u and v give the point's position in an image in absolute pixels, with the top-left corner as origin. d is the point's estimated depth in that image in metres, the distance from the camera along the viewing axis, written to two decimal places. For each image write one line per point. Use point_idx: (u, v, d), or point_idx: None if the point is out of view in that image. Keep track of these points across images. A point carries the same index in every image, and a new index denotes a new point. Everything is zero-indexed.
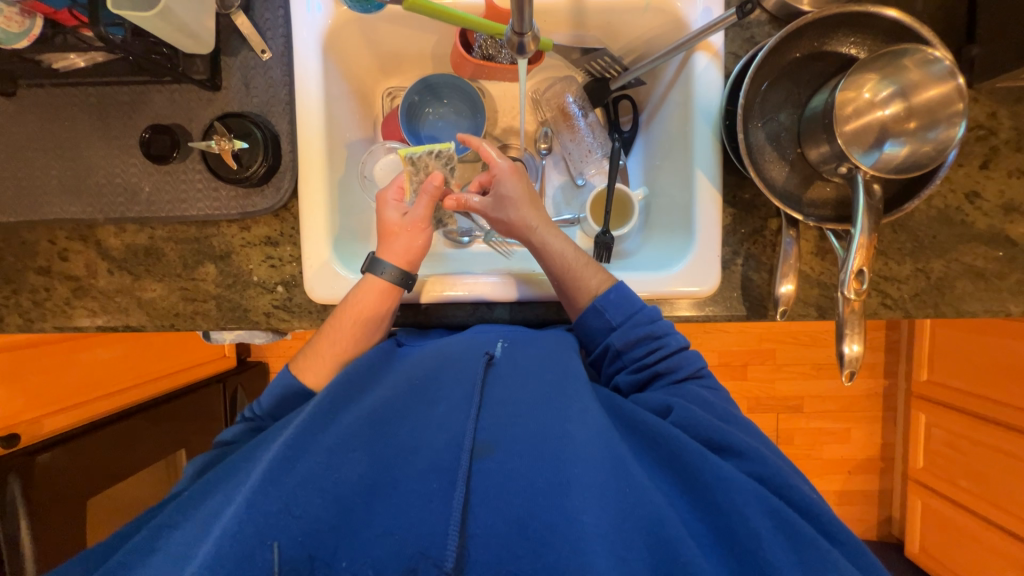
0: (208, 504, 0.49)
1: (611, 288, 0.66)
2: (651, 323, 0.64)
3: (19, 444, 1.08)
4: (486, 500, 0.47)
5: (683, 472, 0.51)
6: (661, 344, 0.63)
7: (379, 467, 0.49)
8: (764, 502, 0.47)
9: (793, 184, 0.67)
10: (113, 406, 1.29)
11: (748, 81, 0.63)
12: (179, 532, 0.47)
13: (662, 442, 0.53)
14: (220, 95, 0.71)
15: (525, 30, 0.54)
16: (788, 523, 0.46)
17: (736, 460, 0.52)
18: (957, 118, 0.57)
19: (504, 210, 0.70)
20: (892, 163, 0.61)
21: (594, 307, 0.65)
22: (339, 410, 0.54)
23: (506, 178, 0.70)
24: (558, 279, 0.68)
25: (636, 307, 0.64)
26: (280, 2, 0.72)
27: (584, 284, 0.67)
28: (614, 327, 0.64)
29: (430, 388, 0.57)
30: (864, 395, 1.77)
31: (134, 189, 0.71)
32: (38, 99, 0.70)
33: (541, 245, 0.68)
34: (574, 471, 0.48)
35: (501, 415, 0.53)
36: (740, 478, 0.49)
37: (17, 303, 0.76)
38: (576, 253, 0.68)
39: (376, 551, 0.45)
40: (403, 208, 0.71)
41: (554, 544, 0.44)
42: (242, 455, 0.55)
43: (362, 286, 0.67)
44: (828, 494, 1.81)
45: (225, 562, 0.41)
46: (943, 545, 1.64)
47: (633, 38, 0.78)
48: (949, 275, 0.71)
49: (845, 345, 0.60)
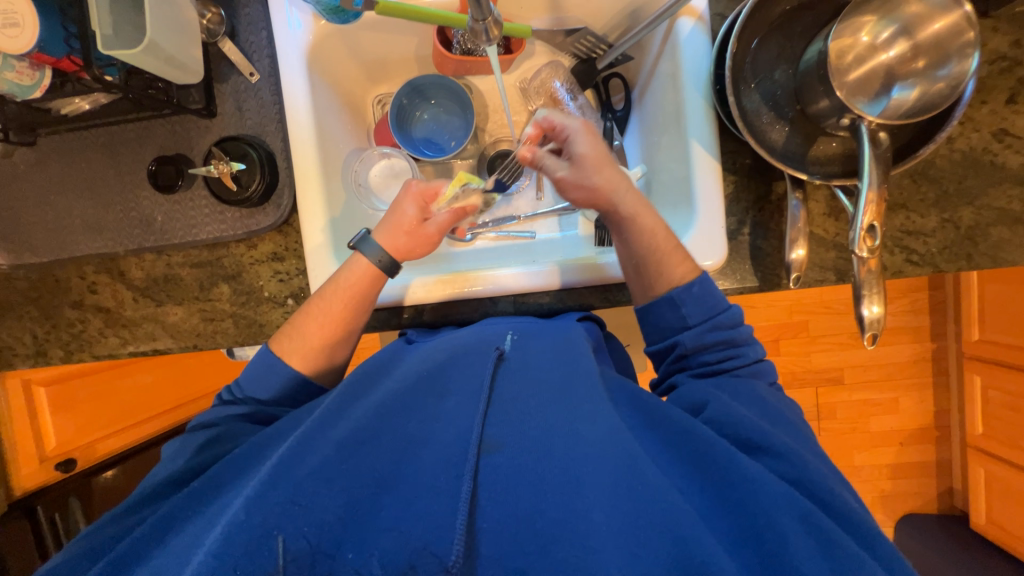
0: (219, 502, 0.50)
1: (696, 281, 0.62)
2: (731, 328, 0.62)
3: (75, 468, 1.27)
4: (493, 494, 0.47)
5: (707, 467, 0.49)
6: (738, 352, 0.62)
7: (388, 461, 0.49)
8: (795, 506, 0.45)
9: (795, 143, 0.63)
10: (161, 426, 1.46)
11: (733, 41, 0.60)
12: (192, 528, 0.48)
13: (688, 438, 0.51)
14: (216, 120, 0.74)
15: (485, 17, 0.54)
16: (822, 531, 0.44)
17: (772, 460, 0.50)
18: (968, 49, 0.52)
19: (586, 175, 0.65)
20: (901, 109, 0.57)
21: (669, 299, 0.62)
22: (349, 407, 0.55)
23: (580, 136, 0.67)
24: (641, 267, 0.64)
25: (719, 308, 0.62)
26: (262, 24, 0.74)
27: (667, 273, 0.63)
28: (689, 325, 0.62)
29: (438, 380, 0.58)
30: (910, 360, 1.67)
31: (148, 220, 0.75)
32: (55, 145, 0.75)
33: (631, 215, 0.64)
34: (585, 470, 0.47)
35: (512, 410, 0.53)
36: (769, 479, 0.47)
37: (57, 337, 0.81)
38: (666, 235, 0.64)
39: (383, 543, 0.44)
40: (427, 212, 0.72)
41: (561, 543, 0.44)
42: (254, 447, 0.55)
43: (351, 266, 0.68)
44: (879, 468, 1.72)
45: (235, 548, 0.42)
46: (1010, 515, 1.53)
47: (614, 13, 0.76)
48: (981, 223, 0.66)
49: (863, 308, 0.56)
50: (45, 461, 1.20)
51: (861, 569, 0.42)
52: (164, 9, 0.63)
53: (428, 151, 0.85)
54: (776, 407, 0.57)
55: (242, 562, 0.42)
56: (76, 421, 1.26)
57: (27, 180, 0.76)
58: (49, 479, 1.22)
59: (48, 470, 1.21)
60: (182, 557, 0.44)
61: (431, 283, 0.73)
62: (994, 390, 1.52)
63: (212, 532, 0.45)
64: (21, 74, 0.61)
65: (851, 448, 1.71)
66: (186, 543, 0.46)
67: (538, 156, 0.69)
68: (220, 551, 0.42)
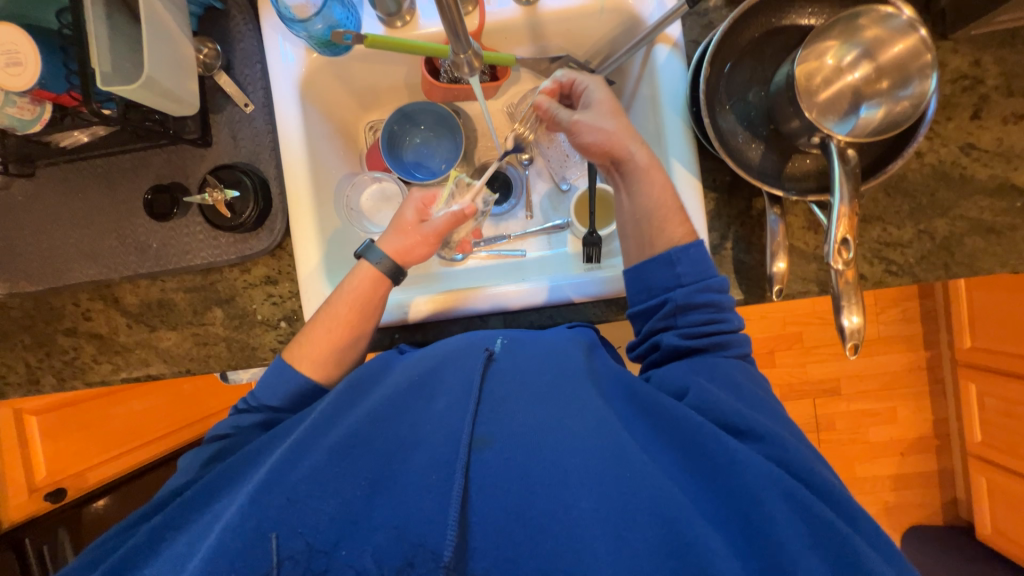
0: (214, 509, 0.51)
1: (692, 244, 0.63)
2: (719, 292, 0.62)
3: (65, 497, 1.26)
4: (485, 488, 0.47)
5: (697, 455, 0.49)
6: (724, 318, 0.61)
7: (379, 463, 0.49)
8: (781, 487, 0.46)
9: (771, 161, 0.66)
10: (154, 453, 1.45)
11: (707, 65, 0.63)
12: (187, 536, 0.49)
13: (676, 426, 0.51)
14: (211, 149, 0.76)
15: (464, 51, 0.56)
16: (805, 507, 0.45)
17: (754, 442, 0.50)
18: (927, 70, 0.55)
19: (604, 119, 0.67)
20: (870, 126, 0.59)
21: (666, 257, 0.63)
22: (338, 411, 0.54)
23: (597, 88, 0.71)
24: (643, 221, 0.66)
25: (710, 272, 0.62)
26: (256, 57, 0.77)
27: (669, 231, 0.65)
28: (682, 283, 0.62)
29: (429, 381, 0.56)
30: (906, 369, 1.67)
31: (143, 247, 0.77)
32: (53, 175, 0.77)
33: (643, 166, 0.66)
34: (573, 462, 0.48)
35: (501, 409, 0.52)
36: (755, 459, 0.47)
37: (50, 364, 0.81)
38: (673, 195, 0.66)
39: (380, 540, 0.45)
40: (425, 215, 0.73)
41: (551, 532, 0.45)
42: (248, 455, 0.56)
43: (356, 273, 0.69)
44: (882, 480, 1.71)
45: (227, 553, 0.43)
46: (1015, 524, 1.52)
47: (595, 41, 0.79)
48: (956, 233, 0.68)
49: (843, 318, 0.58)
50: (34, 491, 1.20)
51: (844, 545, 0.43)
52: (163, 46, 0.66)
53: (419, 175, 0.87)
54: (752, 392, 0.57)
55: (236, 566, 0.43)
56: (68, 451, 1.24)
57: (25, 210, 0.77)
58: (41, 507, 1.23)
59: (38, 500, 1.21)
60: (178, 560, 0.46)
61: (434, 299, 0.74)
62: (990, 396, 1.52)
63: (206, 538, 0.47)
64: (22, 109, 0.64)
65: (851, 459, 1.69)
66: (182, 549, 0.48)
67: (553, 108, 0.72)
68: (215, 554, 0.44)
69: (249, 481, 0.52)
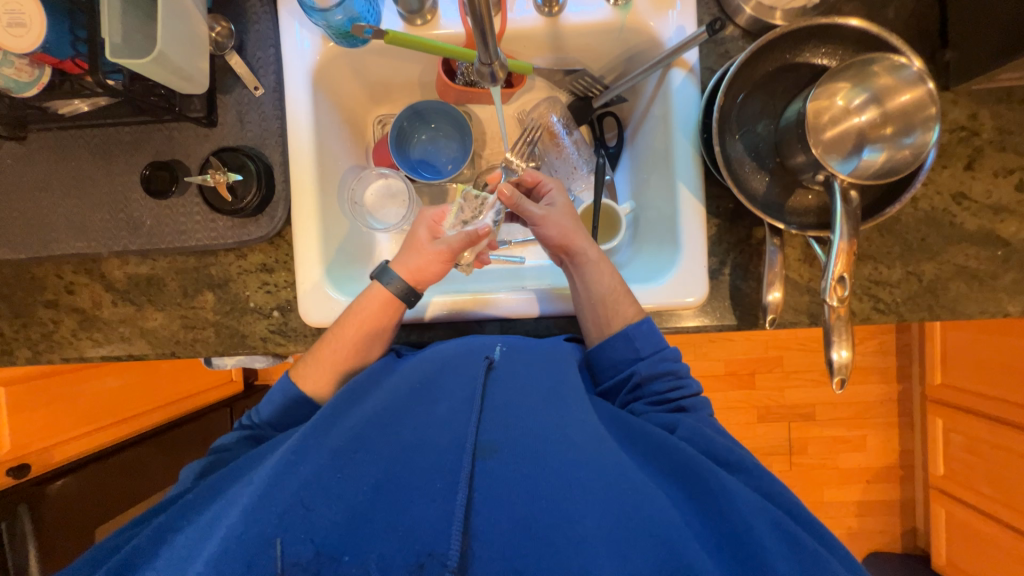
0: (210, 513, 0.50)
1: (643, 320, 0.66)
2: (676, 361, 0.65)
3: (28, 473, 1.20)
4: (488, 497, 0.47)
5: (694, 482, 0.50)
6: (683, 384, 0.64)
7: (382, 466, 0.49)
8: (769, 515, 0.48)
9: (775, 194, 0.67)
10: (122, 433, 1.40)
11: (721, 94, 0.64)
12: (181, 540, 0.48)
13: (667, 452, 0.53)
14: (216, 130, 0.75)
15: (491, 61, 0.57)
16: (793, 537, 0.46)
17: (742, 476, 0.53)
18: (931, 122, 0.57)
19: (562, 215, 0.71)
20: (870, 169, 0.61)
21: (623, 334, 0.65)
22: (342, 416, 0.56)
23: (556, 192, 0.75)
24: (598, 304, 0.67)
25: (662, 343, 0.65)
26: (270, 41, 0.75)
27: (620, 315, 0.67)
28: (641, 356, 0.64)
29: (431, 388, 0.57)
30: (879, 400, 1.73)
31: (136, 223, 0.74)
32: (46, 141, 0.74)
33: (592, 257, 0.69)
34: (575, 476, 0.48)
35: (504, 417, 0.53)
36: (743, 491, 0.49)
37: (26, 336, 0.78)
38: (619, 282, 0.68)
39: (382, 546, 0.44)
40: (438, 234, 0.72)
41: (558, 547, 0.44)
42: (251, 461, 0.57)
43: (367, 295, 0.69)
44: (848, 505, 1.76)
45: (231, 558, 0.42)
46: (968, 555, 1.58)
47: (612, 58, 0.80)
48: (942, 277, 0.71)
49: (833, 351, 0.59)
50: None
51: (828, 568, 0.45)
52: (176, 22, 0.64)
53: (426, 173, 0.87)
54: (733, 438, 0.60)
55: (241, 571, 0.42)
56: (35, 425, 1.20)
57: (14, 175, 0.75)
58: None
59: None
60: (178, 561, 0.45)
61: (452, 303, 0.73)
62: (956, 434, 1.57)
63: (205, 544, 0.45)
64: (20, 70, 0.60)
65: (820, 483, 1.74)
66: (176, 552, 0.46)
67: (517, 198, 0.71)
68: (217, 558, 0.42)
69: (249, 483, 0.51)
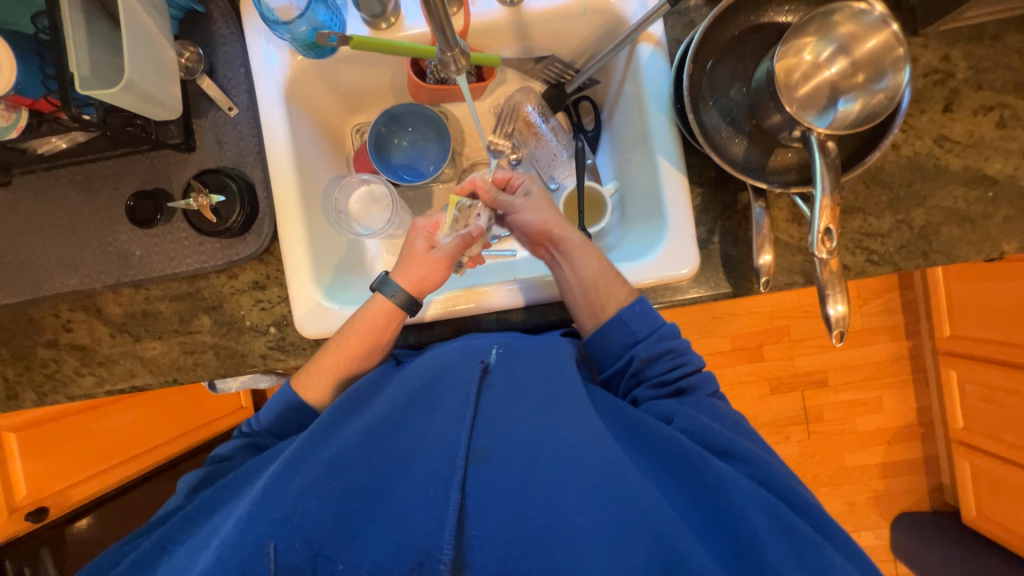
0: (210, 523, 0.52)
1: (636, 301, 0.65)
2: (673, 338, 0.64)
3: (47, 515, 1.22)
4: (482, 502, 0.48)
5: (686, 471, 0.51)
6: (683, 361, 0.63)
7: (376, 475, 0.50)
8: (766, 505, 0.47)
9: (755, 156, 0.67)
10: (136, 470, 1.40)
11: (689, 62, 0.64)
12: (183, 547, 0.51)
13: (663, 444, 0.53)
14: (195, 154, 0.75)
15: (452, 48, 0.56)
16: (788, 524, 0.46)
17: (737, 464, 0.52)
18: (900, 63, 0.56)
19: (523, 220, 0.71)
20: (848, 119, 0.61)
21: (617, 319, 0.64)
22: (338, 426, 0.55)
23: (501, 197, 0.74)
24: (587, 292, 0.67)
25: (659, 321, 0.64)
26: (240, 61, 0.76)
27: (612, 297, 0.66)
28: (638, 339, 0.63)
29: (429, 395, 0.57)
30: (890, 359, 1.71)
31: (126, 255, 0.75)
32: (30, 183, 0.75)
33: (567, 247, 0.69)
34: (568, 475, 0.48)
35: (499, 420, 0.53)
36: (741, 480, 0.49)
37: (30, 378, 0.79)
38: (601, 264, 0.67)
39: (376, 554, 0.46)
40: (434, 240, 0.71)
41: (548, 545, 0.45)
42: (247, 471, 0.58)
43: (372, 304, 0.68)
44: (871, 468, 1.74)
45: (227, 566, 0.43)
46: (998, 507, 1.56)
47: (579, 41, 0.80)
48: (932, 222, 0.70)
49: (828, 307, 0.59)
50: (14, 511, 1.15)
51: (822, 555, 0.45)
52: (143, 51, 0.65)
53: (407, 176, 0.87)
54: (735, 421, 0.60)
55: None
56: (49, 468, 1.20)
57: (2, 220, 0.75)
58: (20, 529, 1.18)
59: (18, 521, 1.16)
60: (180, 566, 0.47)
61: (444, 300, 0.72)
62: (971, 383, 1.56)
63: (202, 553, 0.47)
64: None
65: (840, 449, 1.72)
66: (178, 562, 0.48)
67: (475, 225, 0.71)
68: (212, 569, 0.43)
69: (246, 495, 0.52)
